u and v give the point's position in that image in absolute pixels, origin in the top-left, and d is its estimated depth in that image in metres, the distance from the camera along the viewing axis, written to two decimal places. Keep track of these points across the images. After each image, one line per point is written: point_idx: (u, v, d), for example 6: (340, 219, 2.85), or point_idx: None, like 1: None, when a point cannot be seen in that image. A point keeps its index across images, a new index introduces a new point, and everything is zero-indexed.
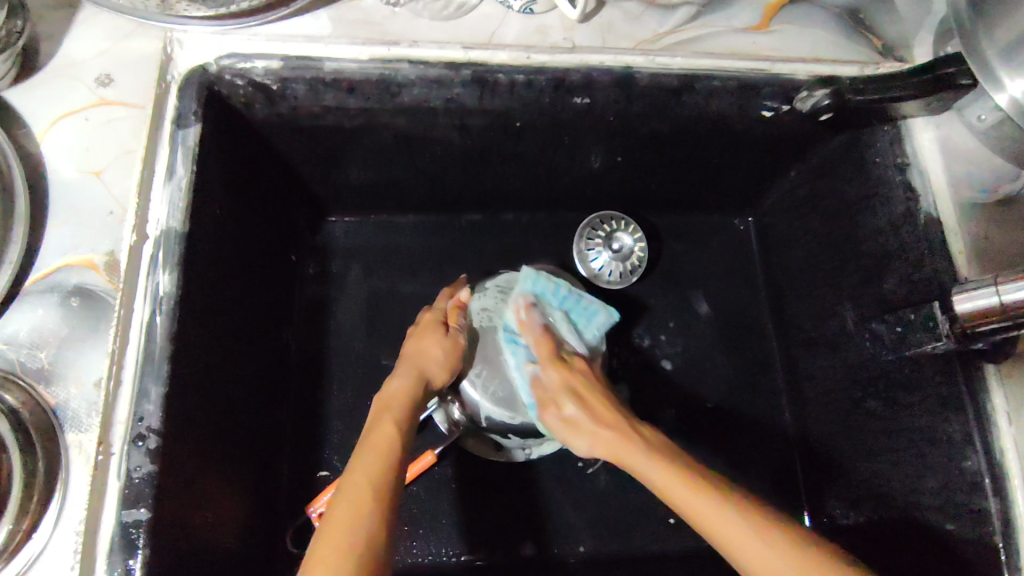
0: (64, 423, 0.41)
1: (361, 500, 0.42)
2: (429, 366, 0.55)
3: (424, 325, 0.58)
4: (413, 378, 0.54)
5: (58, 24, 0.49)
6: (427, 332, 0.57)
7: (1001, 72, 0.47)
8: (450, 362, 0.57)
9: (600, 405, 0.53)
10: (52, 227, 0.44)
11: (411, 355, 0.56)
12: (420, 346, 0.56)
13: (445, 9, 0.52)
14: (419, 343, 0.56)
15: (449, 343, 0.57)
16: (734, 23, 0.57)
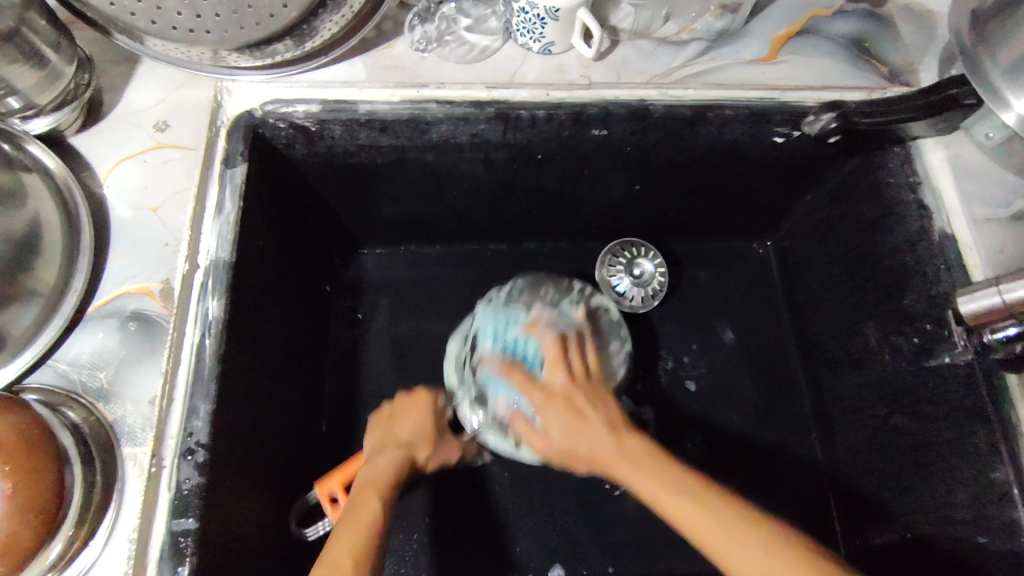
0: (121, 437, 0.44)
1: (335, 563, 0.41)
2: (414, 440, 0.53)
3: (423, 407, 0.56)
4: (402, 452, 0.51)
5: (121, 76, 0.54)
6: (426, 414, 0.55)
7: (1009, 94, 0.51)
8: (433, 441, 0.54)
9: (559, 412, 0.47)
10: (113, 258, 0.48)
11: (405, 439, 0.53)
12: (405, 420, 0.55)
13: (469, 54, 0.57)
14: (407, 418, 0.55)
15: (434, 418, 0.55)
16: (743, 56, 0.60)
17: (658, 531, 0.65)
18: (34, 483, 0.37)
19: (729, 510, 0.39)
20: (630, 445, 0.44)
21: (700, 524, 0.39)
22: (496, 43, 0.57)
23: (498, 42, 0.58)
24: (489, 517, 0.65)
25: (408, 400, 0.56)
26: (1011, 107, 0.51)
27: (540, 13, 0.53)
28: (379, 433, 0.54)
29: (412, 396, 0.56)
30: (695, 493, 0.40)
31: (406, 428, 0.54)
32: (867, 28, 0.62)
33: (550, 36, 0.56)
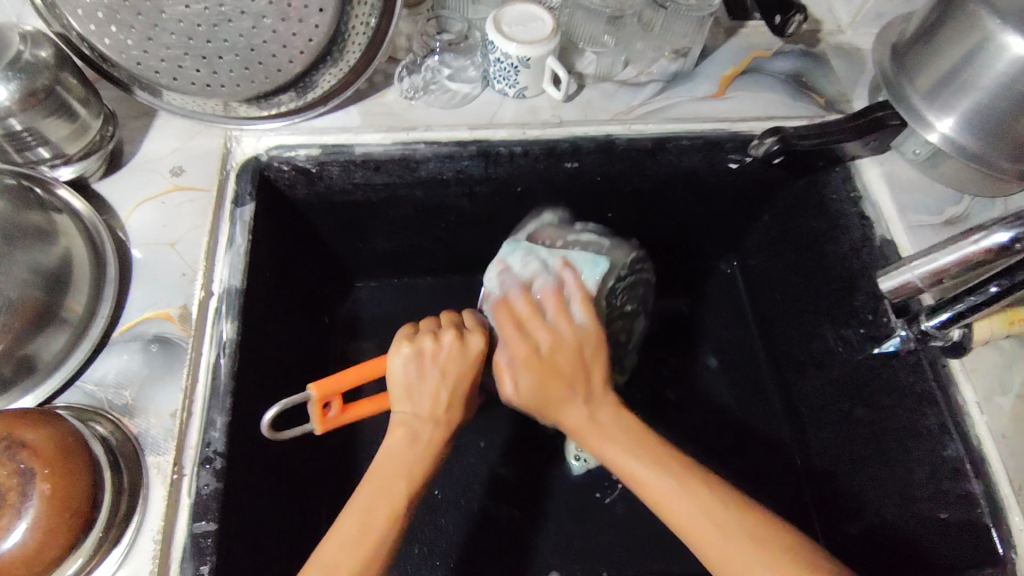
0: (146, 447, 0.48)
1: (381, 501, 0.46)
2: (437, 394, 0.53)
3: (469, 356, 0.54)
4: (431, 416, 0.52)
5: (140, 130, 0.60)
6: (469, 365, 0.54)
7: (929, 115, 0.59)
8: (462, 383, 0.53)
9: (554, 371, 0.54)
10: (136, 289, 0.53)
11: (444, 401, 0.52)
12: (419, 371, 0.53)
13: (452, 100, 0.64)
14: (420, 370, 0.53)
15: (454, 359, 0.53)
16: (696, 93, 0.68)
17: (649, 536, 0.69)
18: (71, 486, 0.41)
19: (686, 472, 0.47)
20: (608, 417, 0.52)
21: (660, 483, 0.47)
22: (475, 90, 0.65)
23: (478, 89, 0.65)
24: (488, 528, 0.68)
25: (454, 346, 0.53)
26: (932, 126, 0.59)
27: (513, 62, 0.61)
28: (422, 380, 0.52)
29: (460, 341, 0.54)
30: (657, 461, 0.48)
31: (450, 382, 0.53)
32: (803, 65, 0.70)
33: (524, 82, 0.63)
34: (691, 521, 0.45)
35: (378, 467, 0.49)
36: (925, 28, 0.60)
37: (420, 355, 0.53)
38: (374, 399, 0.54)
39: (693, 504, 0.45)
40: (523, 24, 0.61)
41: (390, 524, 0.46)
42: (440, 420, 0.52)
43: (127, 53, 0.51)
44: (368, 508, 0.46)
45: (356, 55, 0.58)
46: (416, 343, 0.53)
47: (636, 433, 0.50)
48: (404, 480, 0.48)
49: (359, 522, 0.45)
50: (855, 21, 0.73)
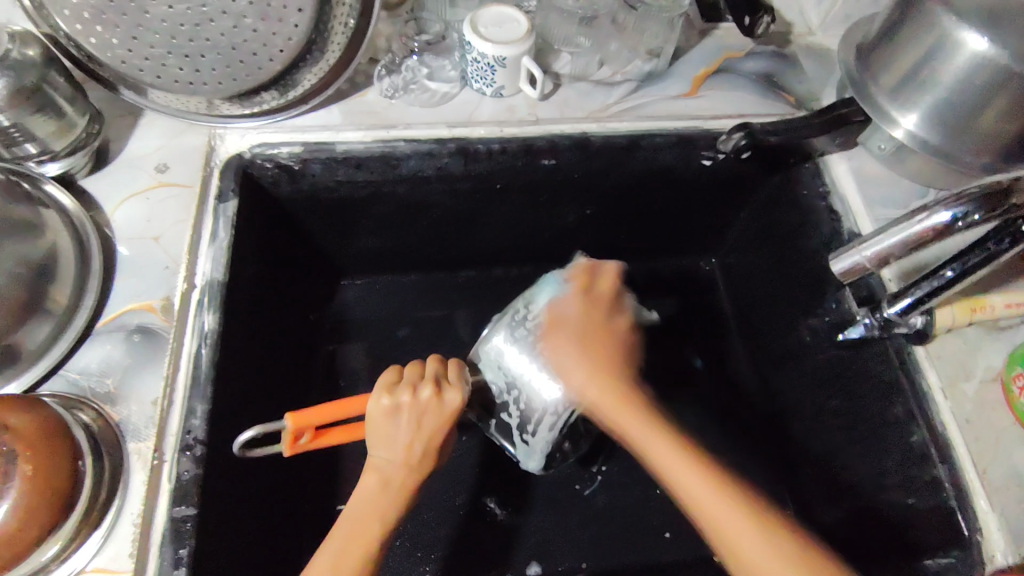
0: (127, 434, 0.49)
1: (351, 550, 0.45)
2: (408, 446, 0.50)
3: (445, 414, 0.51)
4: (399, 469, 0.49)
5: (125, 128, 0.62)
6: (443, 416, 0.51)
7: (894, 112, 0.61)
8: (432, 439, 0.51)
9: (602, 359, 0.56)
10: (120, 281, 0.55)
11: (416, 453, 0.50)
12: (392, 425, 0.50)
13: (431, 99, 0.66)
14: (394, 422, 0.50)
15: (431, 407, 0.51)
16: (669, 92, 0.70)
17: (627, 527, 0.70)
18: (51, 469, 0.42)
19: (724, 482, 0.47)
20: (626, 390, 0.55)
21: (688, 481, 0.48)
22: (454, 89, 0.67)
23: (456, 89, 0.67)
24: (469, 519, 0.69)
25: (429, 401, 0.51)
26: (898, 123, 0.61)
27: (490, 62, 0.63)
28: (398, 433, 0.50)
29: (437, 399, 0.51)
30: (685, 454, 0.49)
31: (424, 436, 0.50)
32: (774, 65, 0.73)
33: (501, 81, 0.65)
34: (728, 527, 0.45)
35: (350, 514, 0.48)
36: (888, 28, 0.61)
37: (396, 408, 0.50)
38: (346, 431, 0.52)
39: (728, 514, 0.46)
40: (498, 25, 0.63)
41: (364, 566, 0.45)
42: (413, 470, 0.50)
43: (112, 53, 0.53)
44: (345, 540, 0.46)
45: (336, 54, 0.59)
46: (394, 396, 0.51)
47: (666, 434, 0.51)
48: (375, 529, 0.47)
49: (333, 563, 0.44)
50: (824, 23, 0.75)
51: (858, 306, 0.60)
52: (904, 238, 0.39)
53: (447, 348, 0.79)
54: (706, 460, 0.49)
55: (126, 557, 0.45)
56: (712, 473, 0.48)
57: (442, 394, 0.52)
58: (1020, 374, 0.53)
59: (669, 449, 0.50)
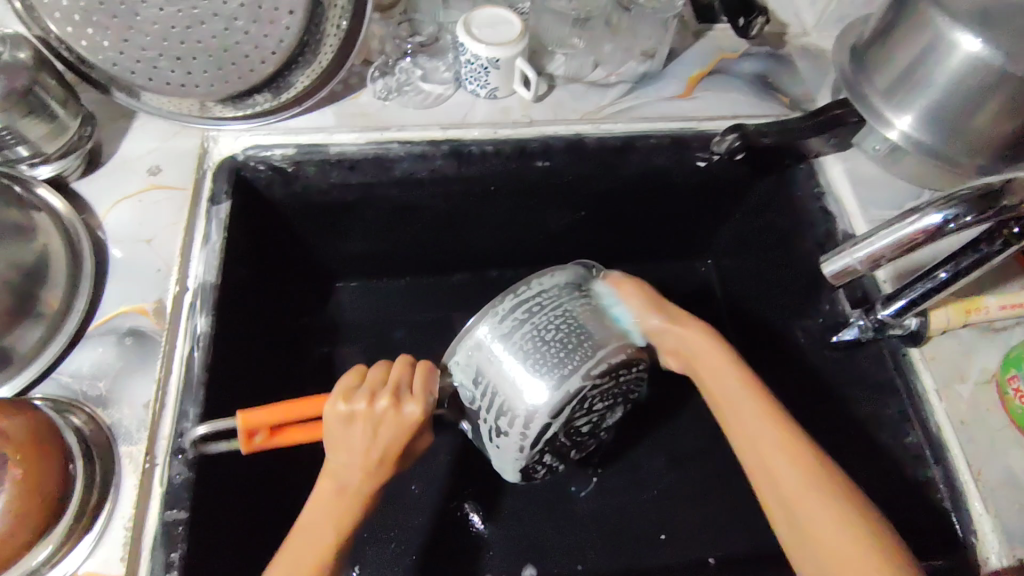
0: (119, 437, 0.49)
1: (305, 556, 0.45)
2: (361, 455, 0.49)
3: (404, 427, 0.50)
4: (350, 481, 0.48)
5: (118, 131, 0.61)
6: (403, 424, 0.50)
7: (887, 114, 0.61)
8: (387, 450, 0.49)
9: (702, 347, 0.55)
10: (112, 284, 0.55)
11: (374, 460, 0.49)
12: (348, 432, 0.49)
13: (425, 101, 0.66)
14: (348, 430, 0.49)
15: (389, 419, 0.49)
16: (663, 93, 0.70)
17: (621, 528, 0.69)
18: (42, 473, 0.42)
19: (817, 466, 0.47)
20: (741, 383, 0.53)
21: (788, 473, 0.47)
22: (448, 91, 0.66)
23: (450, 91, 0.67)
24: (463, 521, 0.69)
25: (388, 409, 0.49)
26: (891, 124, 0.61)
27: (483, 64, 0.62)
28: (356, 440, 0.49)
29: (396, 411, 0.50)
30: (798, 448, 0.48)
31: (384, 443, 0.49)
32: (768, 67, 0.72)
33: (494, 83, 0.65)
34: (807, 515, 0.45)
35: (308, 518, 0.48)
36: (882, 28, 0.61)
37: (354, 414, 0.49)
38: (310, 428, 0.51)
39: (820, 501, 0.45)
40: (492, 27, 0.63)
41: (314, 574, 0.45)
42: (373, 474, 0.50)
43: (103, 56, 0.53)
44: (299, 545, 0.46)
45: (328, 55, 0.59)
46: (353, 403, 0.49)
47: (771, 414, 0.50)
48: (332, 533, 0.47)
49: (289, 568, 0.45)
50: (818, 24, 0.75)
51: (852, 307, 0.61)
52: (894, 241, 0.38)
53: (441, 350, 0.79)
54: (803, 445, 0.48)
55: (117, 561, 0.45)
56: (804, 455, 0.47)
57: (401, 400, 0.50)
58: (1014, 376, 0.53)
59: (752, 422, 0.50)
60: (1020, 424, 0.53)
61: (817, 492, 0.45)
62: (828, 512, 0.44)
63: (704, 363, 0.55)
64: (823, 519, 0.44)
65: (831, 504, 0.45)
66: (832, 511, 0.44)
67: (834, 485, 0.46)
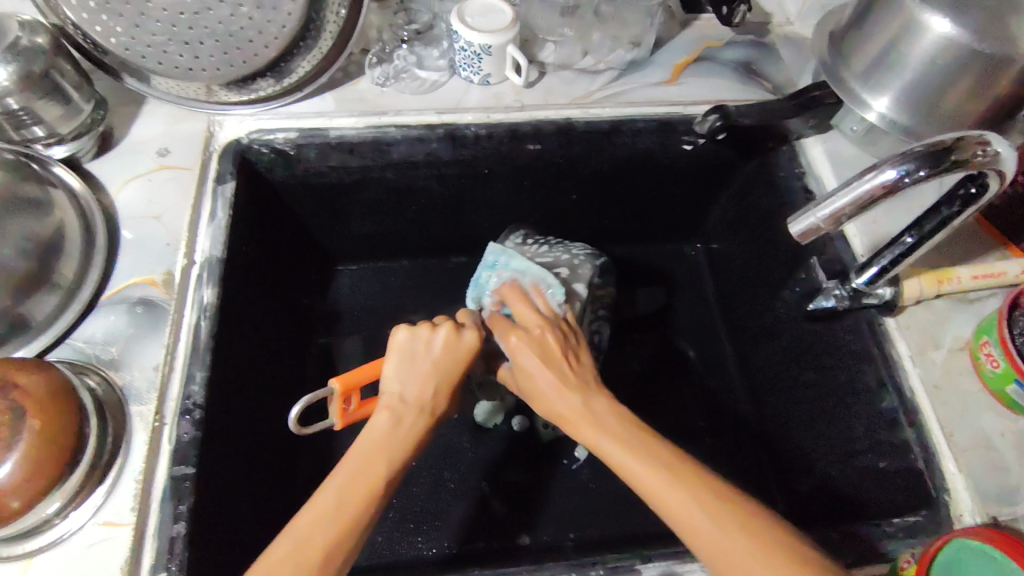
0: (130, 398, 0.52)
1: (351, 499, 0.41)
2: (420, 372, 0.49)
3: (466, 347, 0.51)
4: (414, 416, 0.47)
5: (130, 115, 0.65)
6: (453, 362, 0.50)
7: (865, 97, 0.63)
8: (444, 366, 0.50)
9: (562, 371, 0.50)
10: (124, 257, 0.58)
11: (431, 396, 0.48)
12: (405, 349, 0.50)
13: (420, 87, 0.69)
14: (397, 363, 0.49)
15: (449, 333, 0.51)
16: (650, 79, 0.72)
17: (612, 500, 0.72)
18: (59, 425, 0.45)
19: (717, 498, 0.40)
20: (596, 404, 0.48)
21: (671, 493, 0.41)
22: (443, 78, 0.69)
23: (445, 77, 0.70)
24: (458, 493, 0.71)
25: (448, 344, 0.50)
26: (870, 107, 0.63)
27: (476, 50, 0.65)
28: (417, 364, 0.49)
29: (455, 332, 0.51)
30: (656, 450, 0.43)
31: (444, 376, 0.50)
32: (751, 54, 0.75)
33: (487, 70, 0.68)
34: (712, 542, 0.39)
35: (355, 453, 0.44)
36: (856, 14, 0.64)
37: (423, 343, 0.50)
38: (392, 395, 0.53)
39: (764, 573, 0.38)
40: (484, 15, 0.66)
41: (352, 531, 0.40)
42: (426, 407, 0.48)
43: (116, 41, 0.56)
44: (346, 492, 0.41)
45: (328, 42, 0.63)
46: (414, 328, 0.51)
47: (628, 420, 0.46)
48: (382, 475, 0.43)
49: (336, 502, 0.41)
50: (801, 13, 0.77)
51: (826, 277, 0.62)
52: (856, 199, 0.41)
53: None
54: (740, 507, 0.40)
55: (128, 510, 0.48)
56: (664, 472, 0.42)
57: (462, 335, 0.51)
58: (986, 343, 0.55)
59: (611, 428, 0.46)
60: (991, 387, 0.56)
61: (706, 509, 0.40)
62: (736, 546, 0.39)
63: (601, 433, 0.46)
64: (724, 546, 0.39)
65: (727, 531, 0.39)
66: (724, 529, 0.39)
67: (745, 520, 0.39)
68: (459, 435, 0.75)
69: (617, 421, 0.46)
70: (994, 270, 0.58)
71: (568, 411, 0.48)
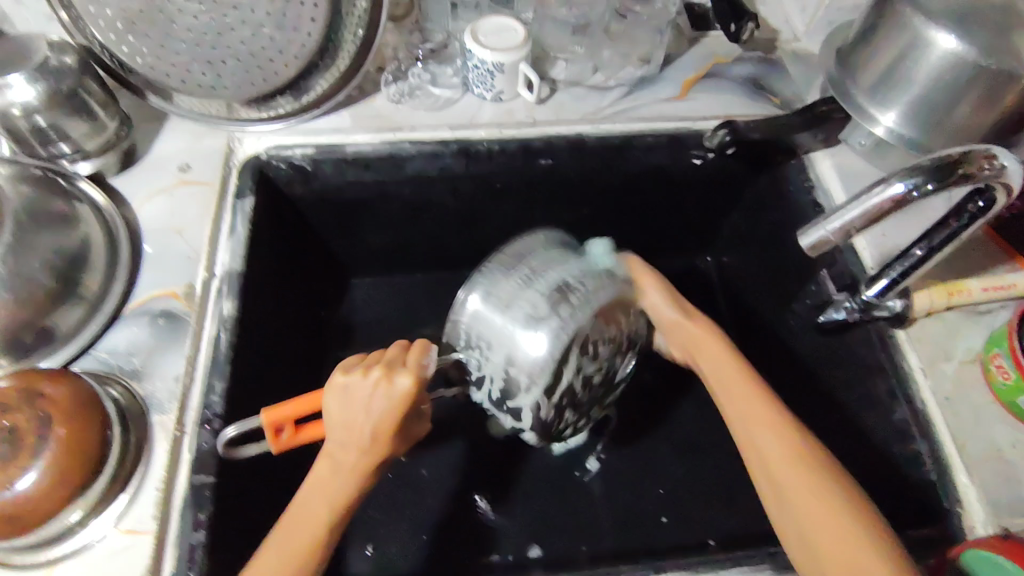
0: (152, 407, 0.53)
1: (297, 534, 0.46)
2: (352, 421, 0.48)
3: (396, 397, 0.48)
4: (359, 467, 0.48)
5: (153, 132, 0.66)
6: (390, 407, 0.48)
7: (873, 111, 0.64)
8: (377, 415, 0.48)
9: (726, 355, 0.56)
10: (146, 270, 0.59)
11: (365, 442, 0.48)
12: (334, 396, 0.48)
13: (435, 104, 0.70)
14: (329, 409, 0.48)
15: (381, 383, 0.48)
16: (660, 96, 0.74)
17: (624, 512, 0.72)
18: (84, 433, 0.46)
19: (820, 464, 0.48)
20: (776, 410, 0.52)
21: (784, 473, 0.48)
22: (456, 96, 0.71)
23: (459, 95, 0.71)
24: (471, 505, 0.72)
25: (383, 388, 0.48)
26: (878, 121, 0.64)
27: (489, 68, 0.67)
28: (352, 412, 0.48)
29: (386, 380, 0.48)
30: (795, 441, 0.49)
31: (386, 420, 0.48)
32: (760, 70, 0.76)
33: (500, 87, 0.69)
34: (818, 521, 0.45)
35: (311, 488, 0.48)
36: (863, 31, 0.65)
37: (353, 391, 0.48)
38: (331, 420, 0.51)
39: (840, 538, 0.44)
40: (497, 34, 0.67)
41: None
42: (366, 453, 0.48)
43: (142, 60, 0.58)
44: (286, 541, 0.46)
45: (346, 60, 0.64)
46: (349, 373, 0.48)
47: (776, 410, 0.51)
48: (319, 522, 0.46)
49: (277, 555, 0.45)
50: (809, 29, 0.79)
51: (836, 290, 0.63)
52: (866, 211, 0.42)
53: None
54: (835, 474, 0.48)
55: (149, 518, 0.48)
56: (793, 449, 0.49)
57: (395, 383, 0.48)
58: (997, 354, 0.56)
59: (757, 411, 0.52)
60: (1003, 399, 0.56)
61: (821, 483, 0.47)
62: (836, 512, 0.45)
63: (751, 417, 0.52)
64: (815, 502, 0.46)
65: (832, 507, 0.46)
66: (830, 509, 0.45)
67: (837, 486, 0.47)
68: (472, 447, 0.75)
69: (778, 410, 0.52)
70: (1001, 282, 0.58)
71: (709, 377, 0.56)
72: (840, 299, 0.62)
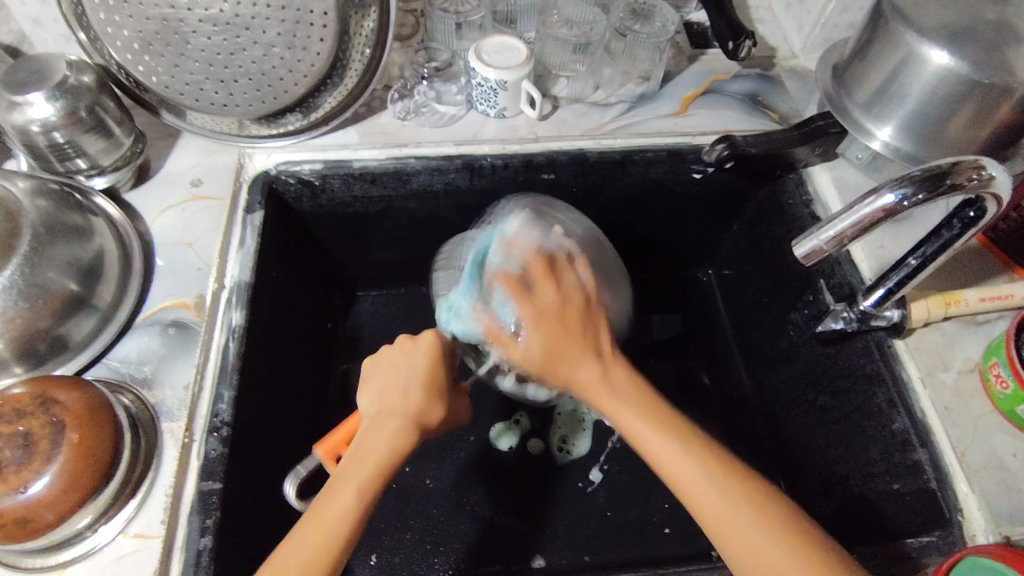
0: (162, 415, 0.54)
1: (350, 478, 0.47)
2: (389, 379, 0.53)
3: (409, 349, 0.55)
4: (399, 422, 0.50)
5: (166, 149, 0.69)
6: (417, 358, 0.54)
7: (871, 127, 0.65)
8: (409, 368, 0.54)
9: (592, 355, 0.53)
10: (158, 282, 0.61)
11: (401, 396, 0.52)
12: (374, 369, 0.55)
13: (439, 120, 0.72)
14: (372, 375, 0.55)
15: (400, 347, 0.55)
16: (660, 112, 0.75)
17: (627, 523, 0.72)
18: (95, 439, 0.47)
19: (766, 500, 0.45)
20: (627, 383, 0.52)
21: (699, 483, 0.45)
22: (460, 112, 0.73)
23: (463, 111, 0.73)
24: (475, 515, 0.72)
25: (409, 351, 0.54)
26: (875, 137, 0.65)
27: (492, 85, 0.69)
28: (383, 380, 0.53)
29: (402, 341, 0.56)
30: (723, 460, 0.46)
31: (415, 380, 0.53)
32: (758, 86, 0.78)
33: (502, 103, 0.71)
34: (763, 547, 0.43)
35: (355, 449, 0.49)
36: (857, 48, 0.67)
37: (386, 360, 0.55)
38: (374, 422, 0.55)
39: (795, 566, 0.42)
40: (500, 53, 0.69)
41: (332, 533, 0.44)
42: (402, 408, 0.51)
43: (157, 79, 0.60)
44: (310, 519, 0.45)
45: (353, 79, 0.66)
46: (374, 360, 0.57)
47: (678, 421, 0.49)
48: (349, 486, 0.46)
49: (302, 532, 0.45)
50: (806, 46, 0.80)
51: (835, 300, 0.64)
52: (857, 220, 0.43)
53: None
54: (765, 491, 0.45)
55: (158, 523, 0.49)
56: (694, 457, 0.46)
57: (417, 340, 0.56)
58: (995, 363, 0.56)
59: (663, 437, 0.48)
60: (1003, 408, 0.56)
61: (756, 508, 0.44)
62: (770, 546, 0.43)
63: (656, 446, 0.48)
64: (723, 510, 0.44)
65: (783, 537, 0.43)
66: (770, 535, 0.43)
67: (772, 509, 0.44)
68: (476, 458, 0.76)
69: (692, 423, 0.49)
70: (1000, 292, 0.59)
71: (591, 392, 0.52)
72: (838, 310, 0.63)
